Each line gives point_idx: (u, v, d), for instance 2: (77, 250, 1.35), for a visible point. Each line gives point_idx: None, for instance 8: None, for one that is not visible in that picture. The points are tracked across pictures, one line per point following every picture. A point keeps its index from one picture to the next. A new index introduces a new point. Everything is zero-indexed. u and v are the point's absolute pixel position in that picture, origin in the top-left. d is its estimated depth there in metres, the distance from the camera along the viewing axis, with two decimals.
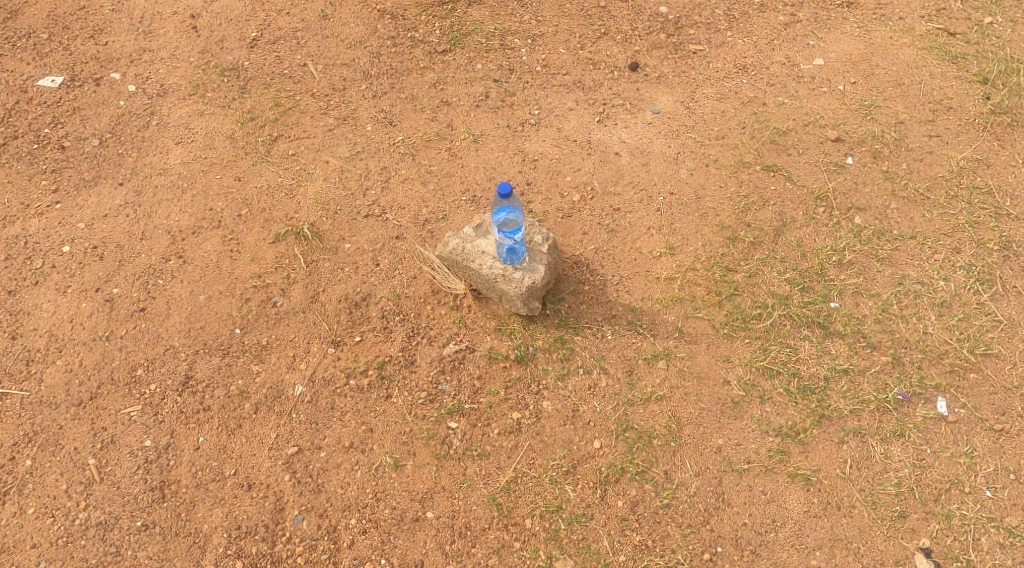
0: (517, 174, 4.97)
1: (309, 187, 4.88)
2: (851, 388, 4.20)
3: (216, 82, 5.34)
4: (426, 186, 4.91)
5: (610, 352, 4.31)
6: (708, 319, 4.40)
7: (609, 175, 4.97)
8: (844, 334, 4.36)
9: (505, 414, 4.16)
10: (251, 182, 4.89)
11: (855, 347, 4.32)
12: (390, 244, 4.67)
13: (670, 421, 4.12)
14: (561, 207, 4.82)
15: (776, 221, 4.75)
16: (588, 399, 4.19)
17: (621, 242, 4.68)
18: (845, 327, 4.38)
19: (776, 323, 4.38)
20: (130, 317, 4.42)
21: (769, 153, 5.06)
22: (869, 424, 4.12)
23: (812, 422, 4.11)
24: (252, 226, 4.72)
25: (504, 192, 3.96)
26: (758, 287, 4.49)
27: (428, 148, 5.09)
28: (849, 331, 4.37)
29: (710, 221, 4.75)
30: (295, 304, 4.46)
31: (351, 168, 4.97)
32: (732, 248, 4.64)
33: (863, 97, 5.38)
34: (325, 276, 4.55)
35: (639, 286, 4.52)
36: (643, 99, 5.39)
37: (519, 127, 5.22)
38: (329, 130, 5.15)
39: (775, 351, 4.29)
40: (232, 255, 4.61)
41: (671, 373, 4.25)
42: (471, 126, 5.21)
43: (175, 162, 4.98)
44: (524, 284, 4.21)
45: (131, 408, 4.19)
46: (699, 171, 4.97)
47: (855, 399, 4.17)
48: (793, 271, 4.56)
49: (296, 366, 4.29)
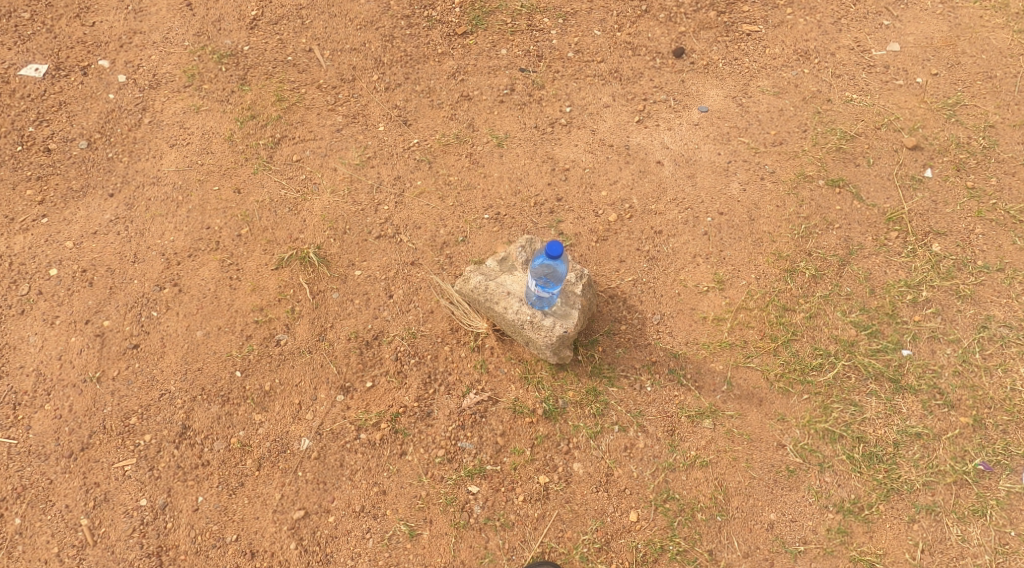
0: (546, 187, 4.45)
1: (315, 201, 4.36)
2: (925, 456, 3.84)
3: (214, 71, 4.80)
4: (444, 201, 4.39)
5: (649, 407, 3.92)
6: (761, 369, 4.00)
7: (650, 189, 4.45)
8: (918, 389, 3.97)
9: (531, 478, 3.79)
10: (253, 196, 4.36)
11: (930, 406, 3.94)
12: (405, 271, 4.18)
13: (717, 491, 3.77)
14: (595, 228, 4.33)
15: (841, 249, 4.28)
16: (624, 461, 3.82)
17: (663, 273, 4.22)
18: (919, 382, 3.98)
19: (839, 376, 3.99)
20: (122, 356, 3.95)
21: (834, 163, 4.52)
22: (945, 500, 3.77)
23: (878, 496, 3.77)
24: (253, 248, 4.20)
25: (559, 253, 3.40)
26: (819, 330, 4.08)
27: (446, 154, 4.55)
28: (923, 386, 3.97)
29: (766, 248, 4.28)
30: (300, 342, 3.99)
31: (360, 178, 4.44)
32: (790, 281, 4.18)
33: (946, 92, 4.77)
34: (333, 309, 4.07)
35: (682, 326, 4.09)
36: (689, 93, 4.82)
37: (548, 128, 4.67)
38: (337, 130, 4.61)
39: (837, 411, 3.92)
40: (232, 284, 4.11)
41: (718, 436, 3.88)
42: (496, 127, 4.66)
43: (169, 169, 4.45)
44: (554, 333, 3.77)
45: (125, 462, 3.76)
46: (753, 186, 4.46)
47: (929, 470, 3.82)
48: (860, 311, 4.13)
49: (302, 416, 3.86)
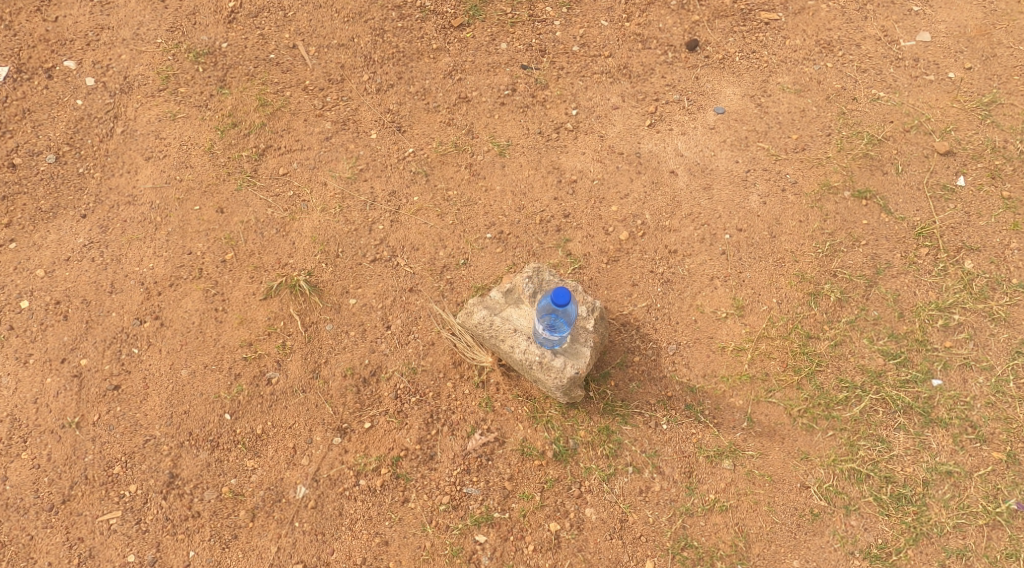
0: (552, 202, 4.18)
1: (305, 221, 4.00)
2: (954, 495, 3.82)
3: (190, 72, 4.32)
4: (443, 219, 4.08)
5: (665, 446, 3.85)
6: (783, 405, 3.95)
7: (663, 203, 4.24)
8: (947, 423, 3.93)
9: (542, 525, 3.66)
10: (237, 216, 3.99)
11: (961, 440, 3.90)
12: (403, 298, 3.90)
13: (737, 537, 3.74)
14: (606, 248, 4.13)
15: (867, 268, 4.18)
16: (639, 506, 3.75)
17: (678, 298, 4.08)
18: (949, 415, 3.94)
19: (865, 410, 3.95)
20: (102, 399, 3.65)
21: (860, 171, 4.36)
22: (975, 543, 3.76)
23: (906, 541, 3.75)
24: (239, 276, 3.86)
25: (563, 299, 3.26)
26: (845, 361, 4.02)
27: (444, 165, 4.21)
28: (954, 419, 3.93)
29: (788, 269, 4.16)
30: (293, 381, 3.71)
31: (353, 194, 4.08)
32: (814, 306, 4.10)
33: (981, 89, 4.57)
34: (327, 343, 3.79)
35: (700, 357, 4.00)
36: (704, 92, 4.53)
37: (554, 133, 4.36)
38: (325, 138, 4.20)
39: (864, 449, 3.89)
40: (217, 316, 3.78)
41: (739, 477, 3.84)
42: (496, 133, 4.33)
43: (145, 186, 4.05)
44: (565, 374, 3.60)
45: (110, 515, 3.49)
46: (773, 199, 4.29)
47: (960, 510, 3.80)
48: (888, 337, 4.06)
49: (297, 462, 3.62)
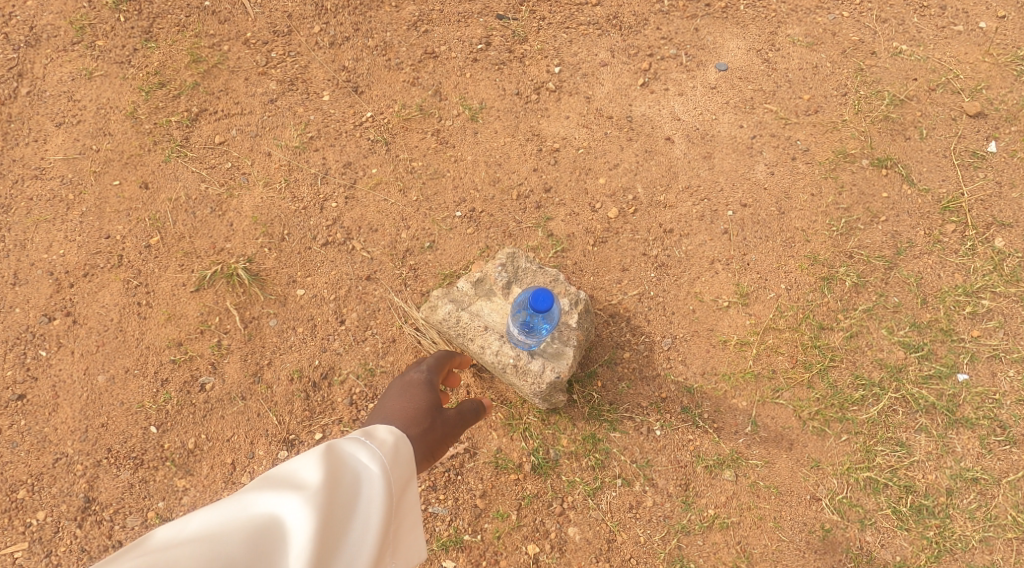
0: (531, 174, 3.67)
1: (245, 198, 3.47)
2: (981, 505, 3.39)
3: (109, 22, 3.73)
4: (406, 194, 3.56)
5: (658, 455, 3.42)
6: (792, 406, 3.49)
7: (657, 175, 3.73)
8: (974, 423, 3.48)
9: (518, 548, 3.31)
10: (164, 192, 3.46)
11: (989, 443, 3.46)
12: (359, 288, 3.40)
13: (739, 558, 3.32)
14: (592, 227, 3.63)
15: (887, 248, 3.68)
16: (629, 524, 3.34)
17: (675, 284, 3.60)
18: (976, 414, 3.49)
19: (883, 411, 3.49)
20: (4, 411, 3.17)
21: (881, 137, 3.82)
22: (1003, 558, 3.34)
23: (926, 558, 3.33)
24: (167, 264, 3.35)
25: (546, 305, 2.88)
26: (861, 355, 3.55)
27: (408, 131, 3.67)
28: (981, 419, 3.48)
29: (798, 251, 3.66)
30: (231, 387, 3.22)
31: (301, 166, 3.55)
32: (827, 292, 3.61)
33: (1017, 40, 4.00)
34: (270, 341, 3.29)
35: (698, 353, 3.53)
36: (705, 46, 3.98)
37: (533, 94, 3.81)
38: (269, 100, 3.64)
39: (881, 455, 3.44)
40: (140, 312, 3.29)
41: (742, 489, 3.39)
42: (468, 94, 3.77)
43: (55, 158, 3.51)
44: (544, 379, 3.14)
45: (16, 547, 3.03)
46: (782, 169, 3.76)
47: (986, 522, 3.37)
48: (909, 327, 3.59)
49: (236, 480, 3.13)
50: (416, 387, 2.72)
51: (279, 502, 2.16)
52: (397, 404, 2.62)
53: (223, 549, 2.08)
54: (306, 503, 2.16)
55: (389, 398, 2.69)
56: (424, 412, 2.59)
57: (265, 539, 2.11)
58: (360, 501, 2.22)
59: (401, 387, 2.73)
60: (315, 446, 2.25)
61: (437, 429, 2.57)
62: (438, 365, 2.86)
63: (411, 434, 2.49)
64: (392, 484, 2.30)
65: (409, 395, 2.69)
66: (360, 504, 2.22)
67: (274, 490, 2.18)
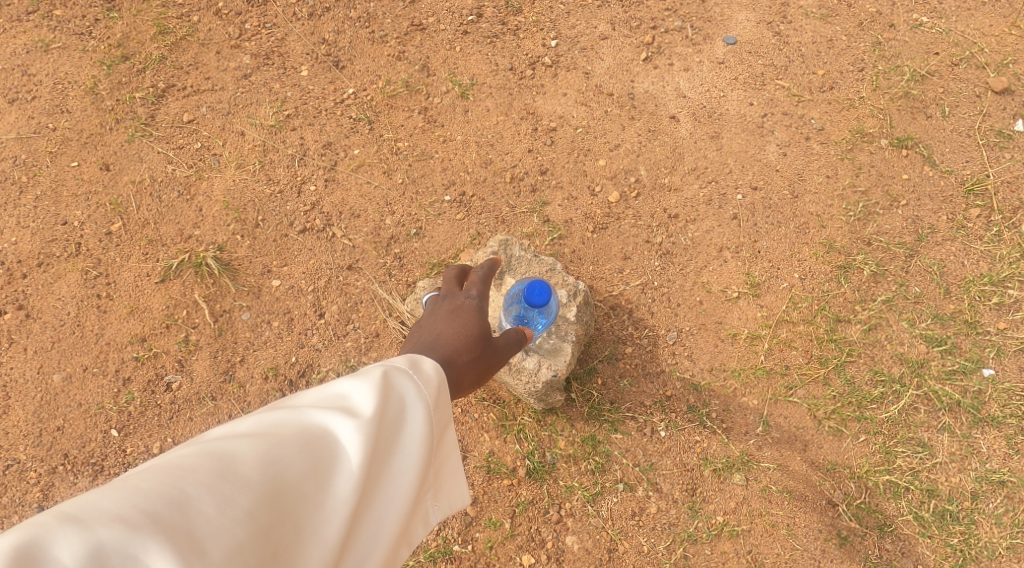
0: (526, 155, 3.41)
1: (216, 180, 3.23)
2: (1009, 510, 3.15)
3: None
4: (391, 176, 3.30)
5: (663, 457, 3.17)
6: (807, 404, 3.24)
7: (661, 156, 3.47)
8: (1002, 422, 3.22)
9: (513, 558, 3.07)
10: (126, 174, 3.22)
11: (1017, 443, 3.20)
12: (340, 278, 3.15)
13: None
14: (591, 212, 3.38)
15: (907, 234, 3.41)
16: (632, 532, 3.10)
17: (680, 274, 3.36)
18: (1004, 412, 3.23)
19: (904, 409, 3.24)
20: None
21: (900, 115, 3.55)
22: None
23: None
24: (129, 253, 3.12)
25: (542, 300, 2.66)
26: (880, 349, 3.30)
27: (393, 109, 3.41)
28: (1009, 418, 3.22)
29: (812, 237, 3.41)
30: (200, 386, 2.99)
31: (277, 146, 3.30)
32: (843, 281, 3.35)
33: None
34: (243, 336, 3.06)
35: (705, 348, 3.29)
36: (712, 18, 3.70)
37: (528, 70, 3.54)
38: (243, 76, 3.39)
39: (902, 456, 3.20)
40: (100, 305, 3.05)
41: (753, 494, 3.15)
42: (458, 70, 3.51)
43: (9, 136, 3.26)
44: (541, 379, 2.94)
45: None
46: (794, 150, 3.51)
47: (1015, 529, 3.13)
48: (931, 320, 3.32)
49: None
50: (467, 310, 2.55)
51: (331, 421, 2.01)
52: (450, 327, 2.47)
53: (270, 474, 1.92)
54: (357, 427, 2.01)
55: (437, 320, 2.52)
56: (477, 339, 2.46)
57: (313, 457, 1.96)
58: (410, 431, 2.07)
59: (448, 310, 2.55)
60: (371, 368, 2.09)
61: (489, 355, 2.47)
62: (485, 288, 2.65)
63: (462, 361, 2.38)
64: (437, 422, 2.15)
65: (460, 318, 2.52)
66: (410, 437, 2.07)
67: (325, 408, 2.03)
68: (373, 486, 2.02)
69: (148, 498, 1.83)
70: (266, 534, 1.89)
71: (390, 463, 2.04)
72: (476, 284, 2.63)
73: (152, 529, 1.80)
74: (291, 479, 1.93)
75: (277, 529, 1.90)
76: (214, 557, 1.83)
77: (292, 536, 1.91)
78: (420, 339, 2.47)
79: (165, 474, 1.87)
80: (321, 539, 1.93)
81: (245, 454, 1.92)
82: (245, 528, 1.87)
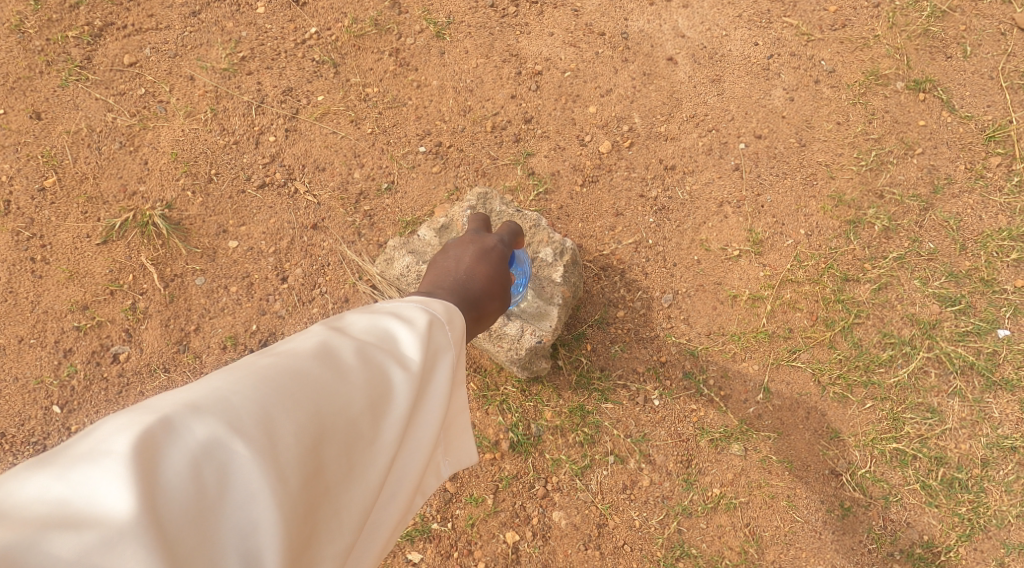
0: (508, 102, 3.11)
1: (163, 130, 2.97)
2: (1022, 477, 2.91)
3: None
4: (359, 126, 3.03)
5: (656, 428, 2.94)
6: (811, 369, 3.00)
7: (657, 101, 3.17)
8: (1016, 385, 2.97)
9: (495, 536, 2.85)
10: (60, 123, 2.95)
11: None
12: (304, 239, 2.92)
13: (747, 542, 2.86)
14: (580, 164, 3.09)
15: (922, 184, 3.13)
16: (622, 506, 2.88)
17: (676, 231, 3.08)
18: (1019, 374, 2.98)
19: (914, 374, 2.99)
20: None
21: (918, 55, 3.23)
22: None
23: (958, 537, 2.88)
24: (67, 212, 2.88)
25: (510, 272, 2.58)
26: (890, 310, 3.04)
27: (361, 51, 3.10)
28: None
29: (820, 189, 3.12)
30: (149, 356, 2.79)
31: (231, 93, 3.02)
32: (852, 237, 3.08)
33: None
34: (197, 302, 2.84)
35: (703, 310, 3.03)
36: None
37: (511, 7, 3.22)
38: (192, 14, 3.08)
39: (910, 423, 2.96)
40: (36, 271, 2.83)
41: (751, 465, 2.91)
42: (433, 7, 3.18)
43: None
44: (524, 345, 2.70)
45: None
46: (801, 94, 3.21)
47: None
48: (945, 277, 3.05)
49: None
50: (494, 254, 2.31)
51: (383, 348, 1.79)
52: (480, 268, 2.23)
53: (321, 406, 1.69)
54: (409, 356, 1.80)
55: (465, 257, 2.27)
56: (502, 289, 2.26)
57: (366, 394, 1.73)
58: (451, 371, 1.86)
59: (477, 248, 2.30)
60: (415, 307, 1.88)
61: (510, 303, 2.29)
62: (514, 238, 2.43)
63: (490, 308, 2.20)
64: (462, 369, 1.96)
65: (487, 262, 2.28)
66: (452, 374, 1.87)
67: (377, 334, 1.82)
68: (417, 424, 1.81)
69: (212, 411, 1.61)
70: (324, 461, 1.67)
71: (432, 400, 1.83)
72: (508, 231, 2.42)
73: (221, 447, 1.59)
74: (346, 408, 1.71)
75: (327, 467, 1.67)
76: (281, 482, 1.60)
77: (347, 467, 1.70)
78: (443, 274, 2.22)
79: (227, 389, 1.65)
80: (368, 479, 1.72)
81: (304, 374, 1.70)
82: (304, 454, 1.65)
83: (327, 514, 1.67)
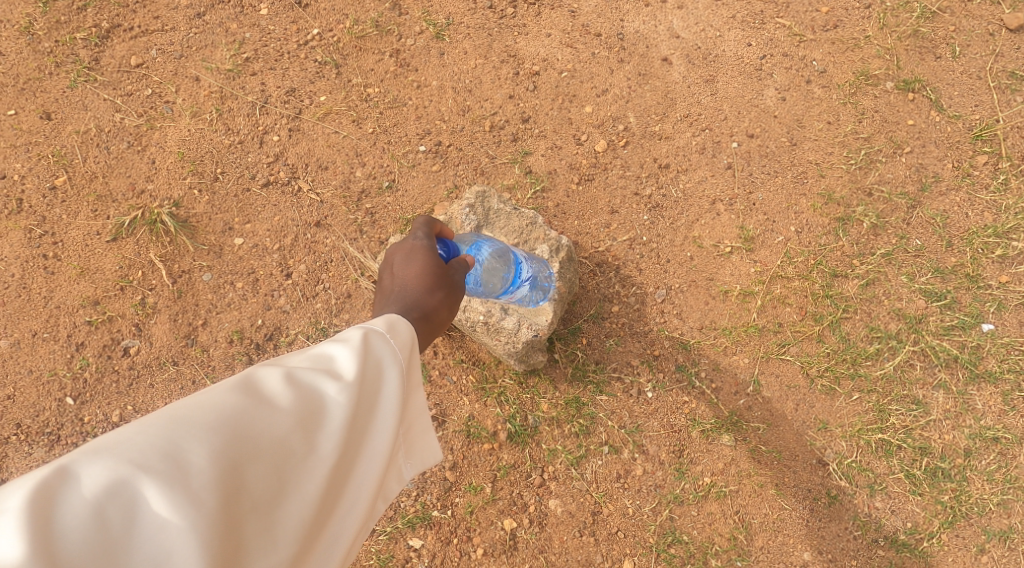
0: (506, 102, 3.19)
1: (169, 130, 3.05)
2: (1002, 465, 3.02)
3: None
4: (360, 126, 3.10)
5: (649, 419, 3.04)
6: (800, 362, 3.09)
7: (652, 101, 3.25)
8: (998, 377, 3.07)
9: (493, 523, 2.96)
10: (70, 124, 3.03)
11: (1013, 399, 3.06)
12: (308, 236, 3.00)
13: (737, 529, 2.97)
14: (576, 162, 3.17)
15: (910, 182, 3.21)
16: (616, 495, 2.98)
17: (670, 228, 3.17)
18: (1001, 366, 3.07)
19: (900, 367, 3.09)
20: None
21: (908, 55, 3.29)
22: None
23: (940, 524, 2.99)
24: (77, 210, 2.97)
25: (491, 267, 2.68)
26: (877, 305, 3.13)
27: (362, 52, 3.17)
28: (1006, 373, 3.07)
29: (810, 188, 3.20)
30: (159, 350, 2.89)
31: (236, 93, 3.09)
32: (842, 234, 3.16)
33: None
34: (204, 297, 2.93)
35: (695, 305, 3.12)
36: None
37: (509, 8, 3.28)
38: (196, 16, 3.15)
39: (895, 414, 3.06)
40: (47, 268, 2.92)
41: (741, 455, 3.02)
42: (433, 7, 3.24)
43: None
44: (520, 338, 2.80)
45: None
46: (793, 94, 3.28)
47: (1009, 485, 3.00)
48: (931, 273, 3.14)
49: None
50: (418, 254, 2.27)
51: (316, 370, 1.88)
52: (408, 276, 2.22)
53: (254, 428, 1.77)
54: (343, 372, 1.88)
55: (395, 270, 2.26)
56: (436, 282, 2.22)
57: (300, 413, 1.81)
58: (395, 381, 1.93)
59: (402, 259, 2.29)
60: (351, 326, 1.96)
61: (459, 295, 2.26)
62: (432, 229, 2.36)
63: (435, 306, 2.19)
64: (414, 374, 2.02)
65: (414, 265, 2.25)
66: (397, 384, 1.94)
67: (313, 358, 1.90)
68: (359, 437, 1.88)
69: (144, 442, 1.71)
70: (260, 479, 1.75)
71: (376, 412, 1.90)
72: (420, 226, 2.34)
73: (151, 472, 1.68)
74: (281, 427, 1.79)
75: (265, 483, 1.76)
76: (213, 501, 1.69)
77: (285, 482, 1.78)
78: (382, 297, 2.24)
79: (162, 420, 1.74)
80: (309, 492, 1.79)
81: (238, 396, 1.80)
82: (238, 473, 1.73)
83: (266, 527, 1.75)
